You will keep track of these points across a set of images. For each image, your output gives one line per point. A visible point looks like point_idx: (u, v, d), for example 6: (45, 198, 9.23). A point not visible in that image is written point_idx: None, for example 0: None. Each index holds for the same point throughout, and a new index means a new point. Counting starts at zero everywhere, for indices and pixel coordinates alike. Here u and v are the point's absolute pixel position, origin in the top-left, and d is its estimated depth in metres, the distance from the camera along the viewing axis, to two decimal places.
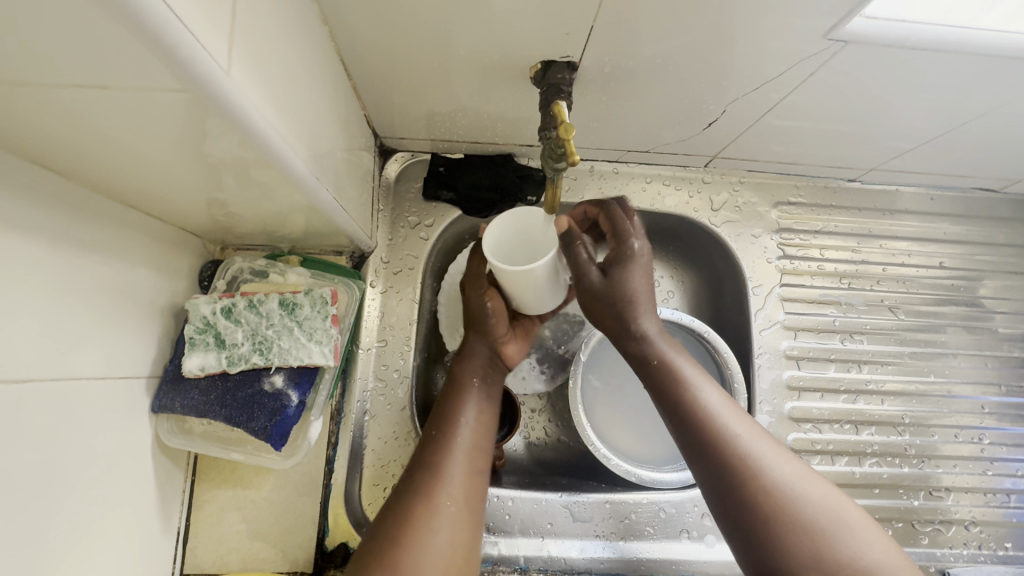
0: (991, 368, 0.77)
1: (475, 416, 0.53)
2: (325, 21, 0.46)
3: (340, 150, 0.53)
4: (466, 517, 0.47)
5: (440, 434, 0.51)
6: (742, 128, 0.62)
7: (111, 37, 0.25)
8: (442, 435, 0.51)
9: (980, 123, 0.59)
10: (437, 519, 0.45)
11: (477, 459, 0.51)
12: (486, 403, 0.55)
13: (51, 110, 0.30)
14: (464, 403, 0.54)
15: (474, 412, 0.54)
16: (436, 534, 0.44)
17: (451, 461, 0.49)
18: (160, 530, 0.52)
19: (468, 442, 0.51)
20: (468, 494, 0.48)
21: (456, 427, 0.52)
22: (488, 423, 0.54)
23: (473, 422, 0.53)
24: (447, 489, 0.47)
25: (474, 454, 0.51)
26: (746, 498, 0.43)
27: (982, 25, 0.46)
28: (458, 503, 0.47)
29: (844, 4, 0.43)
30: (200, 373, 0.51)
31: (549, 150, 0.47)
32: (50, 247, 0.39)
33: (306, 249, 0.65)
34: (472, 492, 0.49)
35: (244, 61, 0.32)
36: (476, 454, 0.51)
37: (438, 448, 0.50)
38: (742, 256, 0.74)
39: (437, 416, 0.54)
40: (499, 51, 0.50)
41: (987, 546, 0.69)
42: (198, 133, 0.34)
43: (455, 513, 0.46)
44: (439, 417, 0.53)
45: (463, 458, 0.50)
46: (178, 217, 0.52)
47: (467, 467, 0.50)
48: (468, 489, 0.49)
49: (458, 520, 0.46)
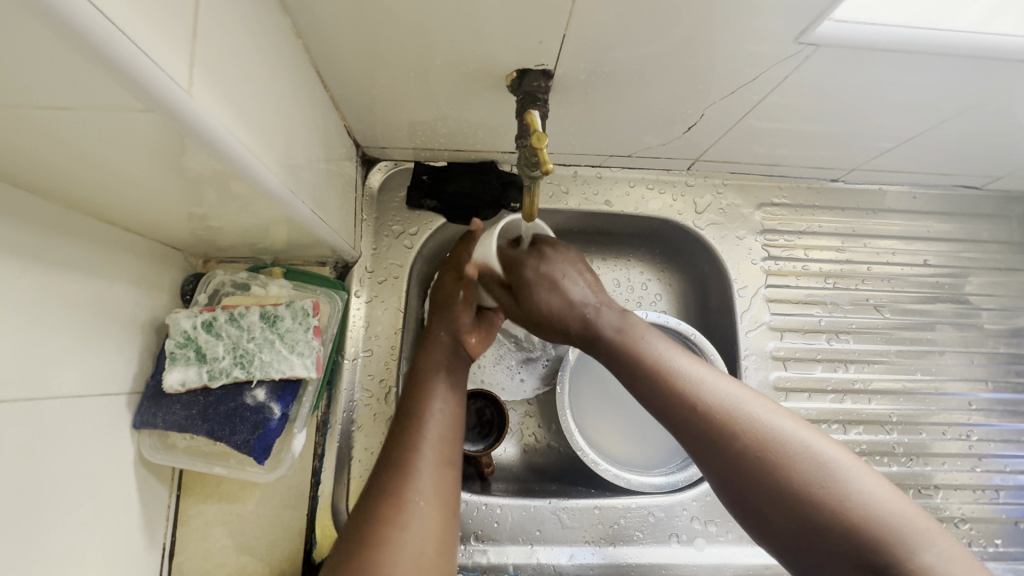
0: (978, 364, 0.77)
1: (441, 409, 0.54)
2: (298, 34, 0.46)
3: (318, 161, 0.53)
4: (436, 510, 0.47)
5: (408, 430, 0.52)
6: (722, 132, 0.62)
7: (69, 63, 0.25)
8: (411, 431, 0.52)
9: (957, 122, 0.59)
10: (406, 516, 0.46)
11: (446, 452, 0.52)
12: (451, 393, 0.56)
13: (15, 130, 0.30)
14: (432, 394, 0.55)
15: (442, 404, 0.55)
16: (407, 530, 0.45)
17: (420, 455, 0.50)
18: (145, 546, 0.52)
19: (436, 435, 0.52)
20: (438, 488, 0.49)
21: (424, 419, 0.53)
22: (457, 416, 0.55)
23: (440, 415, 0.54)
24: (417, 485, 0.48)
25: (442, 446, 0.52)
26: (782, 495, 0.42)
27: (953, 26, 0.46)
28: (428, 497, 0.48)
29: (813, 9, 0.43)
30: (181, 388, 0.51)
31: (524, 159, 0.47)
32: (25, 266, 0.39)
33: (289, 260, 0.65)
34: (442, 486, 0.49)
35: (207, 78, 0.32)
36: (445, 446, 0.52)
37: (406, 443, 0.51)
38: (727, 258, 0.74)
39: (406, 409, 0.54)
40: (475, 60, 0.50)
41: (977, 543, 0.69)
42: (170, 150, 0.34)
43: (425, 508, 0.47)
44: (410, 409, 0.54)
45: (432, 453, 0.51)
46: (159, 232, 0.52)
47: (437, 460, 0.50)
48: (438, 484, 0.49)
49: (429, 515, 0.47)
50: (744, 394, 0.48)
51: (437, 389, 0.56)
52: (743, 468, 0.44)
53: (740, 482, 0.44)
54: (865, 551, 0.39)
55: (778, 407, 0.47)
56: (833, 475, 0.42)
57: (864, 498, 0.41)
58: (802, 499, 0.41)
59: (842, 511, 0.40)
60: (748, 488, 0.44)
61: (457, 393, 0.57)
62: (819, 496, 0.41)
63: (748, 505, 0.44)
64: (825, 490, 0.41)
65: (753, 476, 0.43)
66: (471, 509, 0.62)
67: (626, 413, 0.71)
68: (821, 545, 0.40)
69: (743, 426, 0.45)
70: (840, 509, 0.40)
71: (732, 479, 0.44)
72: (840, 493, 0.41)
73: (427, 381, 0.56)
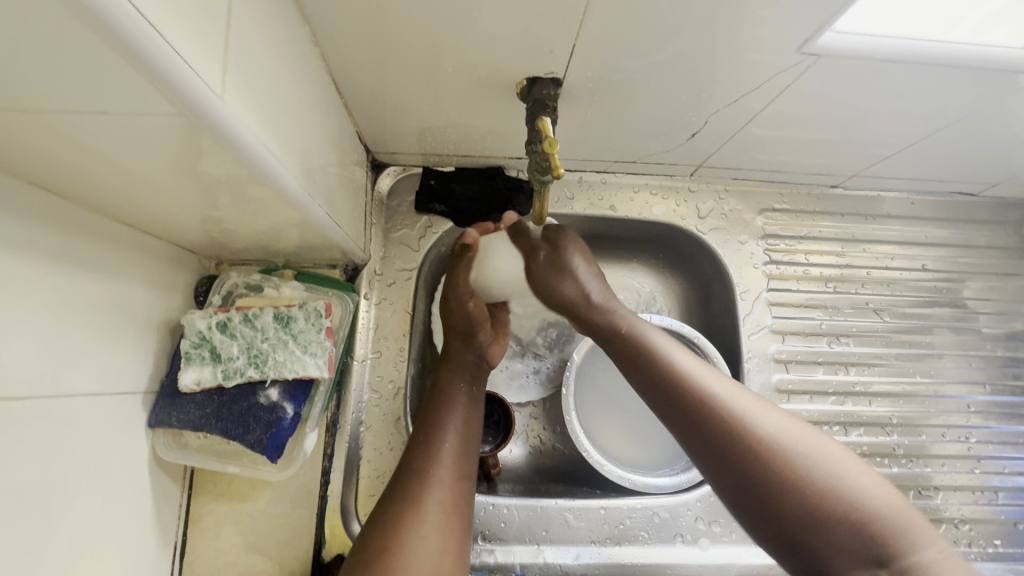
0: (976, 367, 0.78)
1: (462, 421, 0.55)
2: (316, 42, 0.48)
3: (332, 166, 0.54)
4: (452, 509, 0.49)
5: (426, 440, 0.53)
6: (725, 138, 0.64)
7: (110, 67, 0.26)
8: (429, 440, 0.52)
9: (955, 130, 0.61)
10: (423, 525, 0.46)
11: (463, 464, 0.52)
12: (472, 407, 0.58)
13: (49, 134, 0.31)
14: (450, 409, 0.56)
15: (461, 417, 0.56)
16: (425, 538, 0.45)
17: (437, 466, 0.50)
18: (157, 543, 0.52)
19: (456, 446, 0.53)
20: (454, 496, 0.49)
21: (444, 431, 0.54)
22: (474, 424, 0.56)
23: (460, 427, 0.55)
24: (435, 494, 0.48)
25: (460, 460, 0.52)
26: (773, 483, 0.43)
27: (948, 38, 0.48)
28: (444, 507, 0.48)
29: (814, 20, 0.45)
30: (196, 387, 0.51)
31: (536, 163, 0.48)
32: (48, 264, 0.40)
33: (299, 263, 0.66)
34: (458, 496, 0.50)
35: (236, 84, 0.34)
36: (463, 459, 0.52)
37: (426, 452, 0.51)
38: (730, 262, 0.75)
39: (424, 423, 0.55)
40: (487, 68, 0.51)
41: (977, 543, 0.70)
42: (194, 153, 0.35)
43: (443, 518, 0.47)
44: (428, 422, 0.54)
45: (449, 463, 0.51)
46: (174, 234, 0.53)
47: (454, 472, 0.51)
48: (455, 493, 0.50)
49: (444, 525, 0.47)
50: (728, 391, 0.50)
51: (455, 404, 0.56)
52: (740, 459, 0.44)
53: (757, 489, 0.43)
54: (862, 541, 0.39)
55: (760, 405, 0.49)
56: (841, 475, 0.42)
57: (875, 498, 0.41)
58: (823, 501, 0.41)
59: (853, 510, 0.40)
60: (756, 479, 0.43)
61: (476, 407, 0.58)
62: (833, 495, 0.41)
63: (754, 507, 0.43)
64: (837, 490, 0.41)
65: (769, 481, 0.43)
66: (479, 509, 0.63)
67: (633, 416, 0.72)
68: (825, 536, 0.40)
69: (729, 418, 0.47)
70: (852, 509, 0.40)
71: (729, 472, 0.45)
72: (851, 492, 0.41)
73: (447, 392, 0.58)
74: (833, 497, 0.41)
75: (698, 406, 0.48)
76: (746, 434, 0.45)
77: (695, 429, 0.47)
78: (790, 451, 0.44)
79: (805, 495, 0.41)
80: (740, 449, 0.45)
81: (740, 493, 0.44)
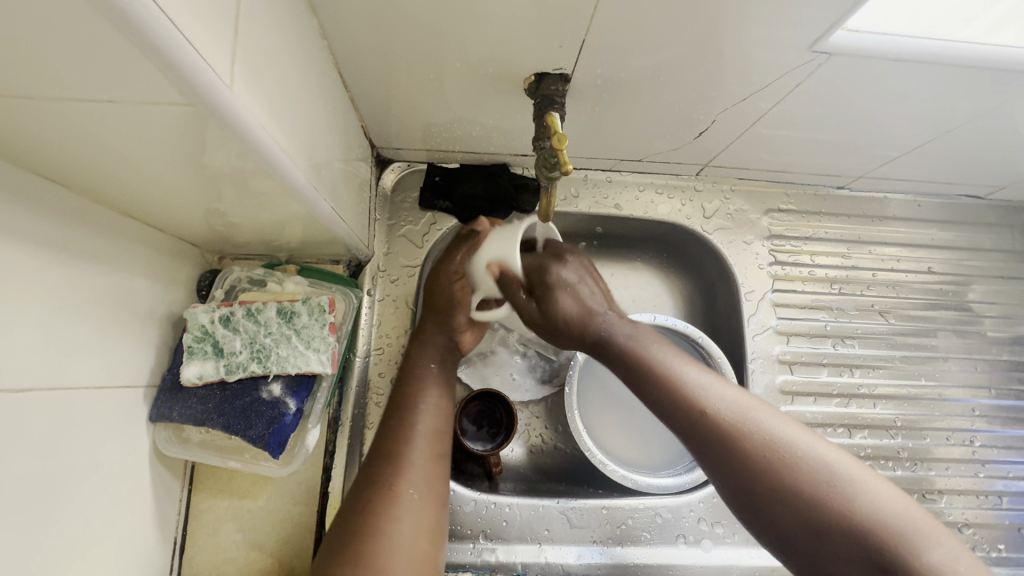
0: (981, 371, 0.78)
1: (434, 403, 0.55)
2: (323, 35, 0.47)
3: (337, 160, 0.54)
4: (428, 492, 0.49)
5: (400, 421, 0.52)
6: (732, 137, 0.63)
7: (118, 55, 0.25)
8: (403, 423, 0.52)
9: (963, 132, 0.60)
10: (398, 508, 0.46)
11: (438, 445, 0.52)
12: (444, 390, 0.57)
13: (57, 123, 0.31)
14: (422, 392, 0.55)
15: (432, 398, 0.55)
16: (399, 522, 0.45)
17: (411, 449, 0.50)
18: (157, 538, 0.52)
19: (431, 429, 0.53)
20: (430, 479, 0.49)
21: (416, 412, 0.53)
22: (449, 405, 0.56)
23: (432, 409, 0.54)
24: (409, 477, 0.48)
25: (435, 440, 0.52)
26: (772, 488, 0.43)
27: (961, 37, 0.48)
28: (419, 490, 0.48)
29: (826, 19, 0.44)
30: (198, 381, 0.51)
31: (543, 159, 0.48)
32: (52, 256, 0.40)
33: (303, 258, 0.66)
34: (435, 478, 0.50)
35: (244, 73, 0.33)
36: (438, 440, 0.52)
37: (399, 432, 0.51)
38: (735, 262, 0.75)
39: (398, 404, 0.54)
40: (495, 63, 0.51)
41: (980, 547, 0.69)
42: (200, 144, 0.34)
43: (417, 500, 0.47)
44: (401, 405, 0.54)
45: (424, 446, 0.51)
46: (178, 227, 0.53)
47: (428, 454, 0.51)
48: (430, 475, 0.50)
49: (420, 507, 0.47)
50: (730, 393, 0.49)
51: (428, 385, 0.56)
52: (744, 463, 0.44)
53: (761, 497, 0.43)
54: (869, 550, 0.39)
55: (762, 405, 0.48)
56: (844, 476, 0.42)
57: (880, 502, 0.41)
58: (824, 506, 0.41)
59: (855, 514, 0.40)
60: (756, 484, 0.44)
61: (448, 389, 0.57)
62: (834, 498, 0.41)
63: (758, 512, 0.43)
64: (838, 490, 0.41)
65: (773, 485, 0.43)
66: (480, 508, 0.63)
67: (634, 414, 0.72)
68: (828, 544, 0.40)
69: (729, 425, 0.46)
70: (851, 508, 0.40)
71: (729, 476, 0.45)
72: (851, 493, 0.41)
73: (419, 375, 0.57)
74: (837, 504, 0.41)
75: (696, 413, 0.48)
76: (744, 437, 0.45)
77: (694, 433, 0.48)
78: (796, 457, 0.44)
79: (801, 496, 0.42)
80: (741, 455, 0.45)
81: (741, 495, 0.44)
